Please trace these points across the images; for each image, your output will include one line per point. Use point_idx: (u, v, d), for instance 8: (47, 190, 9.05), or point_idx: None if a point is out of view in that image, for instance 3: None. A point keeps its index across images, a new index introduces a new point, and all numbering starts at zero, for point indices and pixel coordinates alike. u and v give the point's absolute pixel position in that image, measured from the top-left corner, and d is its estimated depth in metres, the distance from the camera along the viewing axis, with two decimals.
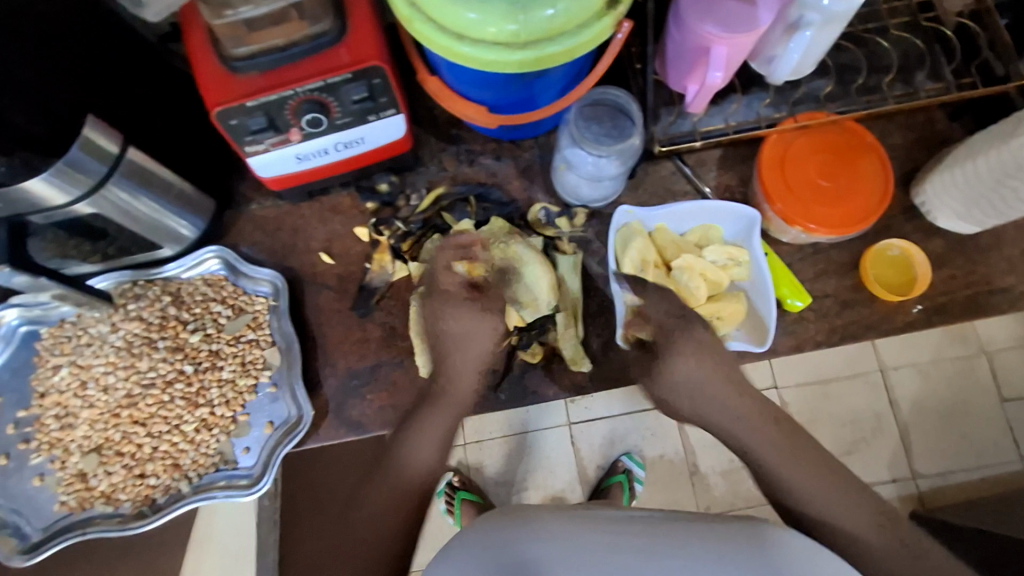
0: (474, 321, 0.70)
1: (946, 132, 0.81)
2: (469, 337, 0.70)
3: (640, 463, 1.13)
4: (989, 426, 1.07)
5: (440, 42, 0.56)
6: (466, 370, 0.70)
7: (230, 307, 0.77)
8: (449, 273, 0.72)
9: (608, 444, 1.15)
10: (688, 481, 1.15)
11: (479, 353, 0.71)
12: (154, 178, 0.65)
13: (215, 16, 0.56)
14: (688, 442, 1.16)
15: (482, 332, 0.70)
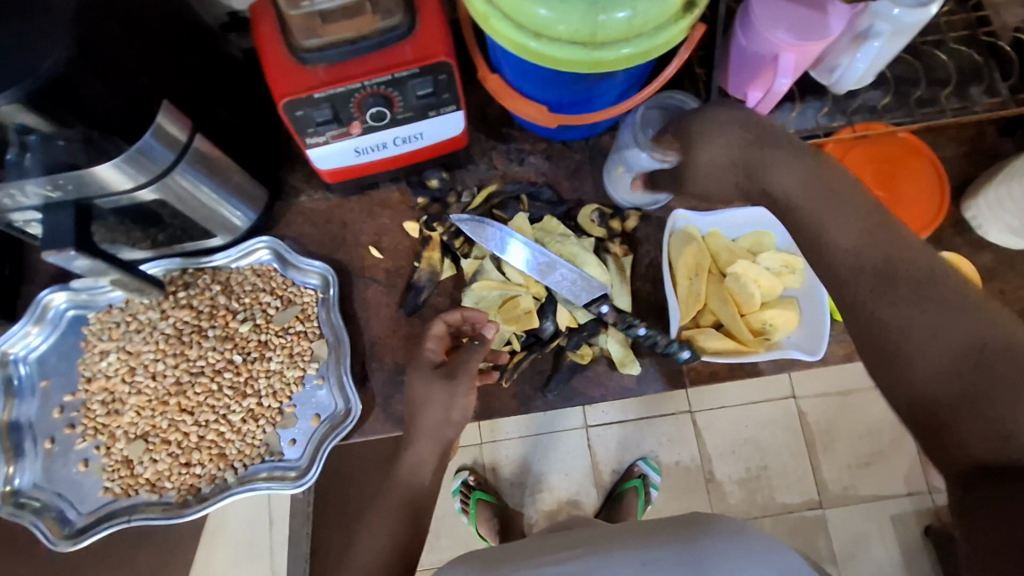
0: (435, 388, 0.62)
1: (996, 146, 0.81)
2: (430, 401, 0.62)
3: (655, 468, 1.13)
4: None
5: (515, 39, 0.56)
6: (421, 433, 0.62)
7: (279, 298, 0.77)
8: (433, 339, 0.66)
9: (622, 449, 1.16)
10: (703, 487, 1.14)
11: (437, 420, 0.62)
12: (216, 166, 0.65)
13: (292, 6, 0.57)
14: (705, 449, 1.15)
15: (439, 401, 0.61)
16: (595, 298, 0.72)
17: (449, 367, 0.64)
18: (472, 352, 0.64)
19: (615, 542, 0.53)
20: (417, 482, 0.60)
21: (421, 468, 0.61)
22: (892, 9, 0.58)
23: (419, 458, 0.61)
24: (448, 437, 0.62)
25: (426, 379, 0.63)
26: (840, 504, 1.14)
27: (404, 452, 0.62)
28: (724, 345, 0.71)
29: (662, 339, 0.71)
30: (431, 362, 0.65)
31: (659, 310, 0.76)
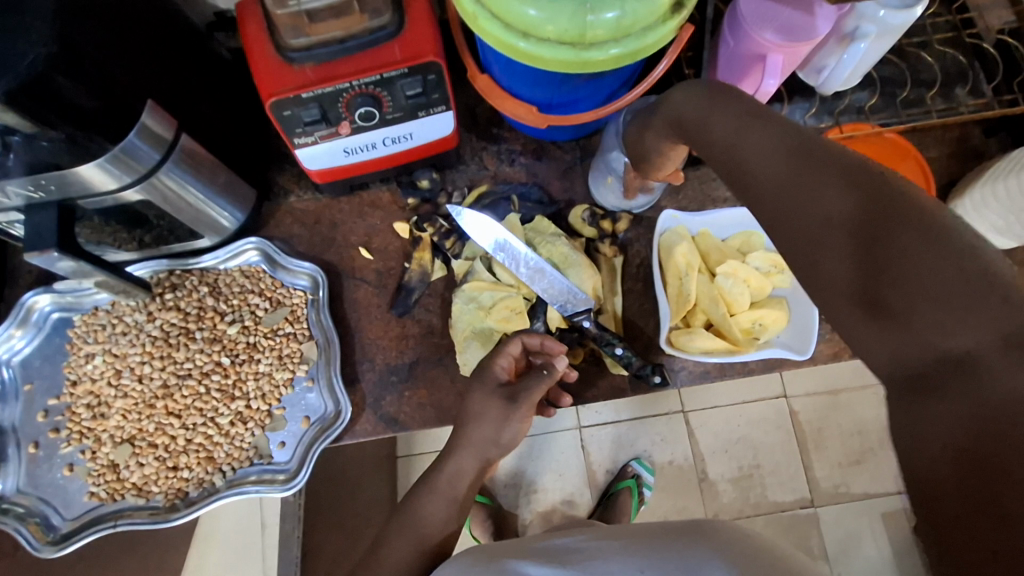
0: (493, 407, 0.65)
1: (981, 147, 0.82)
2: (482, 418, 0.65)
3: (648, 467, 1.14)
4: None
5: (503, 38, 0.56)
6: (467, 445, 0.65)
7: (268, 299, 0.77)
8: (507, 357, 0.67)
9: (616, 448, 1.17)
10: (696, 487, 1.15)
11: (486, 437, 0.65)
12: (203, 166, 0.65)
13: (277, 4, 0.56)
14: (698, 448, 1.16)
15: (494, 419, 0.64)
16: (580, 312, 0.72)
17: (512, 390, 0.66)
18: (538, 378, 0.65)
19: (617, 544, 0.53)
20: (457, 494, 0.63)
21: (459, 480, 0.64)
22: (878, 10, 0.59)
23: (459, 470, 0.64)
24: (490, 455, 0.65)
25: (485, 395, 0.65)
26: (831, 503, 1.14)
27: (445, 461, 0.65)
28: (712, 345, 0.70)
29: (637, 362, 0.71)
30: (497, 378, 0.66)
31: (651, 310, 0.75)
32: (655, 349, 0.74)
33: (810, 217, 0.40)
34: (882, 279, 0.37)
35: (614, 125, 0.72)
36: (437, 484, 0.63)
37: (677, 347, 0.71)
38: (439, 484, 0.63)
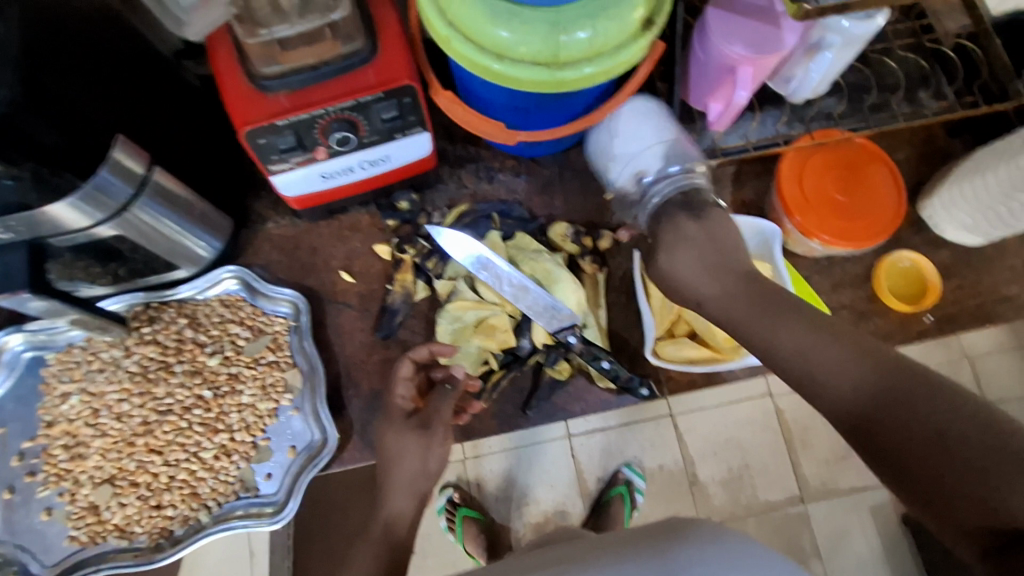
0: (410, 440, 0.64)
1: (947, 147, 0.84)
2: (402, 453, 0.63)
3: (639, 473, 1.14)
4: None
5: (476, 60, 0.56)
6: (398, 488, 0.62)
7: (248, 328, 0.75)
8: (406, 383, 0.68)
9: (606, 457, 1.16)
10: (687, 491, 1.15)
11: (413, 472, 0.63)
12: (176, 197, 0.64)
13: (249, 34, 0.58)
14: (687, 452, 1.16)
15: (414, 452, 0.63)
16: (564, 328, 0.71)
17: (422, 417, 0.66)
18: (439, 399, 0.67)
19: (610, 550, 0.53)
20: (395, 541, 0.59)
21: (399, 525, 0.61)
22: (842, 22, 0.60)
23: (398, 512, 0.61)
24: (425, 489, 0.63)
25: (398, 429, 0.65)
26: (820, 500, 1.15)
27: (382, 504, 0.63)
28: (696, 354, 0.71)
29: (624, 374, 0.72)
30: (403, 409, 0.67)
31: (636, 321, 0.76)
32: (641, 360, 0.75)
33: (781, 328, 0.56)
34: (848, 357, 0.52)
35: (679, 174, 0.69)
36: (371, 532, 0.60)
37: (663, 358, 0.71)
38: (377, 526, 0.61)
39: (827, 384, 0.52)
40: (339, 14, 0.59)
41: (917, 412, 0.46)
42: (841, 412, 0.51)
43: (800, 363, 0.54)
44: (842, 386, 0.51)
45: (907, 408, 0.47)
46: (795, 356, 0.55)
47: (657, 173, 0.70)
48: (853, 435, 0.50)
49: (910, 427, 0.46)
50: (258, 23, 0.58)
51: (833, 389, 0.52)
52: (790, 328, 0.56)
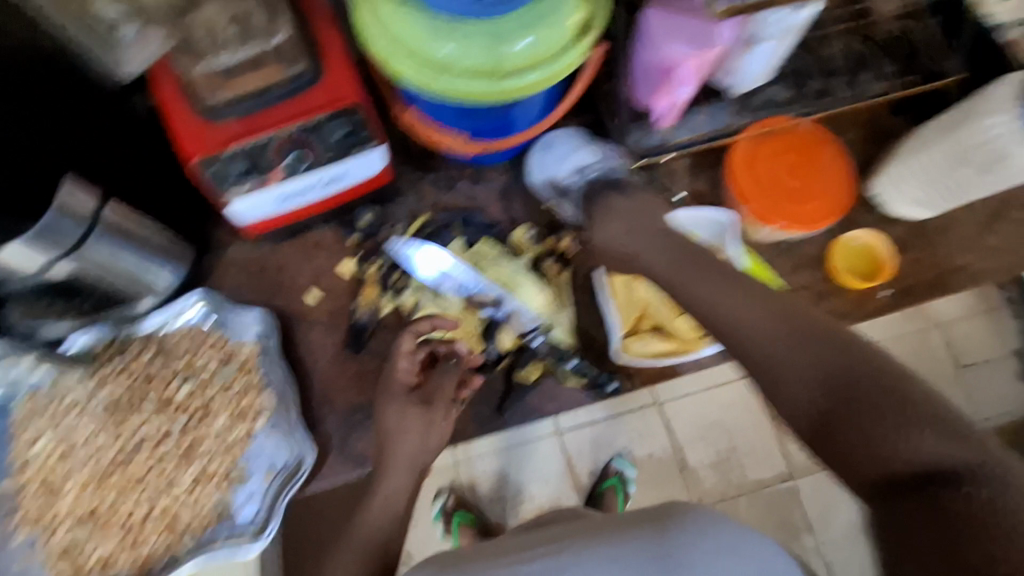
0: (411, 414, 0.68)
1: (893, 125, 0.85)
2: (405, 430, 0.67)
3: (629, 463, 1.16)
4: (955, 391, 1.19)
5: (420, 77, 0.57)
6: (396, 464, 0.66)
7: (219, 354, 0.75)
8: (408, 357, 0.71)
9: (596, 449, 1.18)
10: (678, 476, 1.17)
11: (412, 450, 0.67)
12: (134, 231, 0.64)
13: (195, 64, 0.60)
14: (675, 438, 1.18)
15: (417, 429, 0.67)
16: (530, 330, 0.75)
17: (423, 394, 0.70)
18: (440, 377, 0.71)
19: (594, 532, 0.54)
20: (396, 508, 0.64)
21: (396, 498, 0.65)
22: (777, 15, 0.62)
23: (392, 491, 0.65)
24: (421, 464, 0.67)
25: (401, 405, 0.68)
26: (806, 474, 1.18)
27: (378, 484, 0.65)
28: (661, 347, 0.73)
29: (592, 370, 0.74)
30: (405, 384, 0.70)
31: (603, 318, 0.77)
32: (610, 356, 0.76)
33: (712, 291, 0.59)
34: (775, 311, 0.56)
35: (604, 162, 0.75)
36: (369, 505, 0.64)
37: (630, 354, 0.73)
38: (376, 499, 0.64)
39: (755, 345, 0.55)
40: (281, 36, 0.61)
41: (832, 370, 0.50)
42: (762, 368, 0.54)
43: (718, 316, 0.58)
44: (767, 347, 0.54)
45: (817, 360, 0.51)
46: (724, 318, 0.57)
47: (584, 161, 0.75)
48: (771, 388, 0.54)
49: (824, 382, 0.51)
50: (201, 53, 0.60)
51: (761, 350, 0.55)
52: (717, 290, 0.59)
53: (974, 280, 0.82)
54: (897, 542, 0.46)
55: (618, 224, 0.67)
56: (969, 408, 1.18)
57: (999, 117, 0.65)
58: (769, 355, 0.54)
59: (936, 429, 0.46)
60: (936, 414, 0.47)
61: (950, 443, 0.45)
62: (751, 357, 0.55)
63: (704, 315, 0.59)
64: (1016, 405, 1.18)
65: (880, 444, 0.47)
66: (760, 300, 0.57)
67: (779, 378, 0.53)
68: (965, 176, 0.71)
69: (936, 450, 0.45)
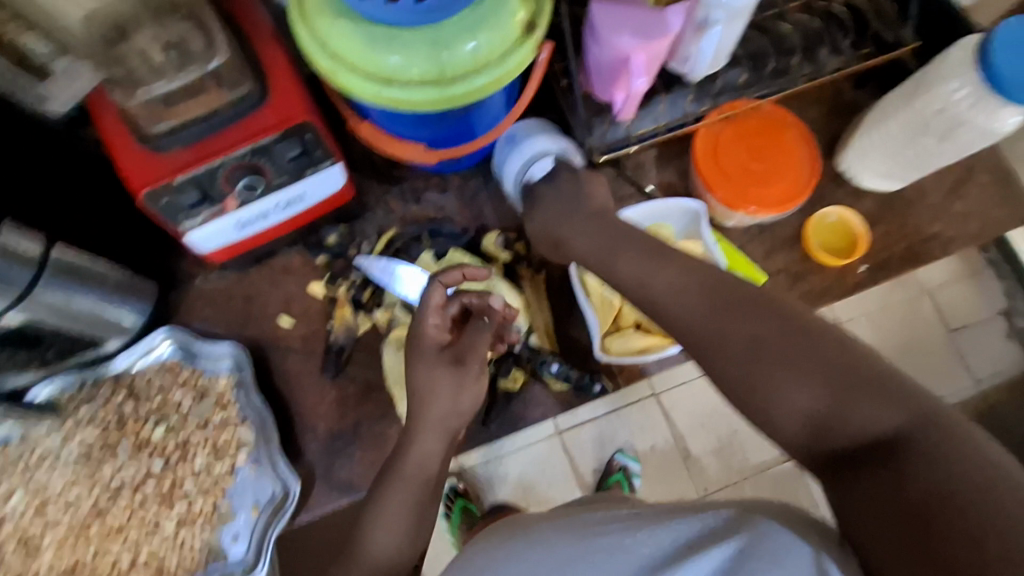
0: (442, 374, 0.62)
1: (856, 99, 0.85)
2: (433, 392, 0.62)
3: (632, 457, 1.14)
4: (946, 356, 1.18)
5: (366, 89, 0.56)
6: (429, 428, 0.62)
7: (191, 391, 0.73)
8: (438, 313, 0.63)
9: (600, 446, 1.16)
10: (681, 465, 1.16)
11: (443, 412, 0.62)
12: (89, 271, 0.62)
13: (128, 96, 0.58)
14: (676, 428, 1.17)
15: (447, 389, 0.62)
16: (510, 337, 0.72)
17: (457, 350, 0.64)
18: (474, 332, 0.64)
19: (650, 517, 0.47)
20: (427, 475, 0.62)
21: (429, 462, 0.62)
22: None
23: (425, 453, 0.62)
24: (454, 427, 0.63)
25: (431, 363, 0.63)
26: None
27: (410, 444, 0.62)
28: (642, 344, 0.71)
29: (575, 373, 0.72)
30: (436, 342, 0.63)
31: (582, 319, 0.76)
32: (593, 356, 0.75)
33: (642, 279, 0.57)
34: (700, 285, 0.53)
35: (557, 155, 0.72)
36: (403, 470, 0.62)
37: (612, 353, 0.71)
38: (404, 468, 0.61)
39: (691, 320, 0.52)
40: (218, 61, 0.59)
41: (767, 339, 0.48)
42: (697, 346, 0.51)
43: (649, 300, 0.55)
44: (706, 320, 0.51)
45: (755, 328, 0.48)
46: (658, 294, 0.55)
47: (536, 155, 0.72)
48: (710, 365, 0.50)
49: (762, 354, 0.47)
50: (137, 83, 0.57)
51: (698, 326, 0.51)
52: (651, 265, 0.57)
53: (948, 247, 0.82)
54: (855, 524, 0.41)
55: (542, 215, 0.70)
56: (960, 371, 1.18)
57: (956, 81, 0.64)
58: (707, 334, 0.50)
59: (880, 397, 0.43)
60: (887, 382, 0.44)
61: (893, 405, 0.43)
62: (687, 342, 0.52)
63: (641, 292, 0.56)
64: (1005, 363, 1.18)
65: (823, 412, 0.44)
66: (688, 275, 0.54)
67: (718, 355, 0.49)
68: (928, 145, 0.72)
69: (882, 419, 0.42)
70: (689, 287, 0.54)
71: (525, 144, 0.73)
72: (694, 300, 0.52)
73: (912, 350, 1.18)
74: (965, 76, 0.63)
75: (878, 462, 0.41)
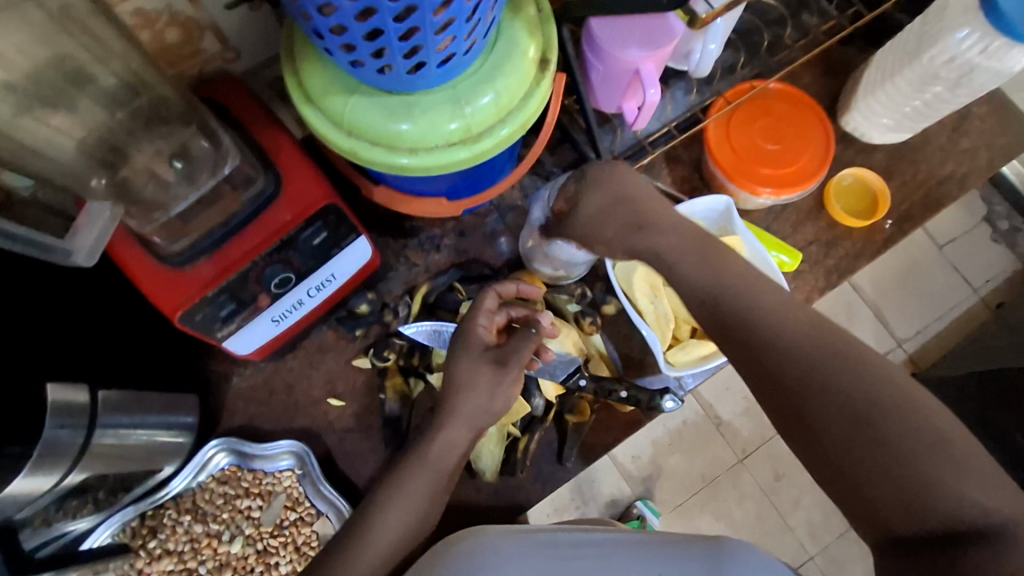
0: (482, 373, 0.61)
1: (845, 56, 0.85)
2: (470, 386, 0.60)
3: (653, 508, 1.11)
4: (943, 273, 1.21)
5: (390, 162, 0.53)
6: (457, 418, 0.60)
7: (258, 496, 0.73)
8: (488, 314, 0.64)
9: (636, 438, 1.16)
10: (717, 434, 1.16)
11: (477, 407, 0.60)
12: (129, 402, 0.59)
13: (145, 221, 0.55)
14: (704, 400, 1.17)
15: (484, 386, 0.60)
16: (572, 373, 0.70)
17: (498, 353, 0.62)
18: (522, 337, 0.63)
19: (631, 545, 0.53)
20: (446, 466, 0.59)
21: (450, 453, 0.59)
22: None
23: (450, 442, 0.59)
24: (480, 424, 0.61)
25: (472, 361, 0.61)
26: None
27: (436, 431, 0.59)
28: (706, 351, 0.70)
29: (644, 397, 0.71)
30: (482, 341, 0.62)
31: (630, 333, 0.75)
32: (650, 369, 0.74)
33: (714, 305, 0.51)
34: (784, 321, 0.47)
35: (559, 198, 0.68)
36: (427, 453, 0.58)
37: (679, 367, 0.70)
38: (429, 456, 0.58)
39: (775, 351, 0.46)
40: (230, 165, 0.57)
41: (868, 393, 0.42)
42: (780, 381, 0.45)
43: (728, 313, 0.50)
44: (798, 355, 0.45)
45: (852, 375, 0.43)
46: (741, 319, 0.49)
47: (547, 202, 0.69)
48: (793, 401, 0.45)
49: (862, 404, 0.42)
50: (149, 205, 0.55)
51: (784, 358, 0.46)
52: (738, 283, 0.50)
53: (963, 184, 0.83)
54: None
55: (595, 201, 0.60)
56: (958, 283, 1.21)
57: (965, 28, 0.65)
58: (790, 370, 0.45)
59: (981, 479, 0.40)
60: (984, 469, 0.40)
61: (987, 491, 0.39)
62: (762, 370, 0.47)
63: (716, 317, 0.50)
64: (998, 266, 1.21)
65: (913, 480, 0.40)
66: (773, 307, 0.48)
67: (801, 397, 0.44)
68: (937, 92, 0.72)
69: (985, 505, 0.39)
70: (779, 318, 0.47)
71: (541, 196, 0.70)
72: (781, 332, 0.47)
73: (912, 274, 1.21)
74: (971, 23, 0.64)
75: (960, 548, 0.38)
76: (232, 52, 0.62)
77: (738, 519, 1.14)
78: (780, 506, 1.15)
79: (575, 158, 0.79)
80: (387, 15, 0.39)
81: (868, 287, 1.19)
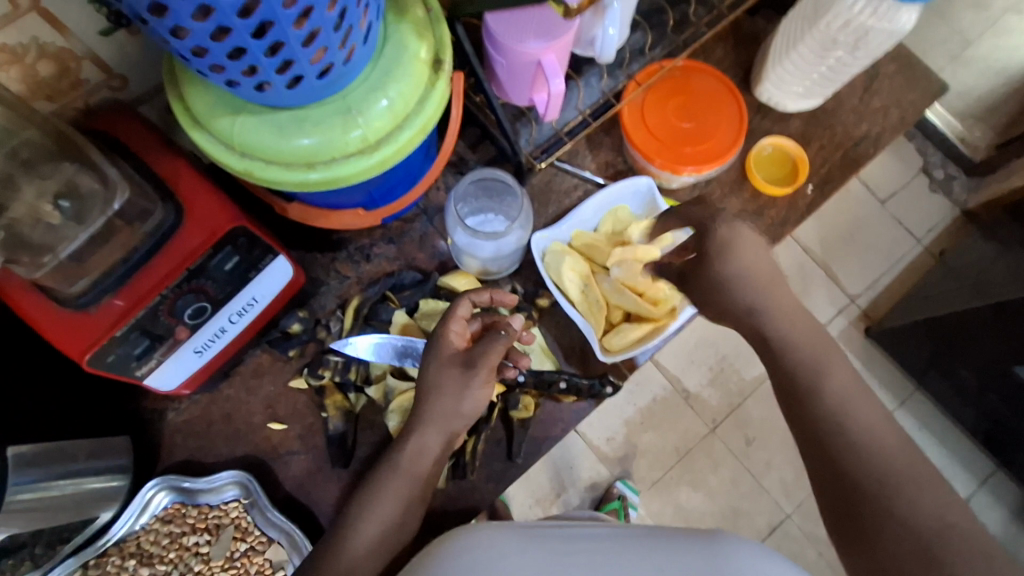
0: (450, 377, 0.58)
1: (753, 27, 0.86)
2: (436, 387, 0.58)
3: (632, 488, 1.13)
4: (885, 226, 1.25)
5: (290, 179, 0.52)
6: (431, 423, 0.58)
7: (206, 530, 0.73)
8: (460, 322, 0.61)
9: (606, 418, 1.17)
10: (686, 406, 1.18)
11: (446, 410, 0.58)
12: (53, 453, 0.57)
13: (35, 267, 0.52)
14: (670, 373, 1.19)
15: (452, 389, 0.58)
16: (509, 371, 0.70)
17: (467, 355, 0.59)
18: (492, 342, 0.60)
19: (625, 542, 0.53)
20: (419, 471, 0.58)
21: (422, 457, 0.58)
22: None
23: (421, 447, 0.58)
24: (456, 427, 0.60)
25: (438, 365, 0.58)
26: None
27: (407, 438, 0.59)
28: (640, 334, 0.71)
29: (585, 383, 0.72)
30: (450, 345, 0.60)
31: (571, 323, 0.75)
32: (592, 358, 0.75)
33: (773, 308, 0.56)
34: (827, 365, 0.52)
35: (487, 204, 0.73)
36: (398, 461, 0.58)
37: (615, 351, 0.70)
38: (403, 462, 0.58)
39: (822, 389, 0.51)
40: (121, 200, 0.54)
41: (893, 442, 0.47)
42: (831, 423, 0.49)
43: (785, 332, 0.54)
44: (835, 375, 0.51)
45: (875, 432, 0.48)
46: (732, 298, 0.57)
47: (473, 204, 0.73)
48: (821, 419, 0.50)
49: (833, 411, 0.50)
50: (39, 249, 0.52)
51: (830, 392, 0.50)
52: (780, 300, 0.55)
53: (879, 142, 0.85)
54: None
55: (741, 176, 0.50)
56: (902, 235, 1.24)
57: None
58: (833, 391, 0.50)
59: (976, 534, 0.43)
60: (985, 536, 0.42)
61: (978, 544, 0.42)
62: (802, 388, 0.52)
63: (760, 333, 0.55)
64: (937, 215, 1.25)
65: (889, 490, 0.45)
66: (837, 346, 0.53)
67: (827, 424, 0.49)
68: (839, 57, 0.74)
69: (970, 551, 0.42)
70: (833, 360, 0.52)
71: (462, 197, 0.71)
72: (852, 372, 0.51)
73: (853, 231, 1.24)
74: None
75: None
76: (118, 80, 0.59)
77: (713, 487, 1.16)
78: (753, 469, 1.17)
79: (496, 154, 0.78)
80: (244, 33, 0.38)
81: (817, 248, 1.23)
